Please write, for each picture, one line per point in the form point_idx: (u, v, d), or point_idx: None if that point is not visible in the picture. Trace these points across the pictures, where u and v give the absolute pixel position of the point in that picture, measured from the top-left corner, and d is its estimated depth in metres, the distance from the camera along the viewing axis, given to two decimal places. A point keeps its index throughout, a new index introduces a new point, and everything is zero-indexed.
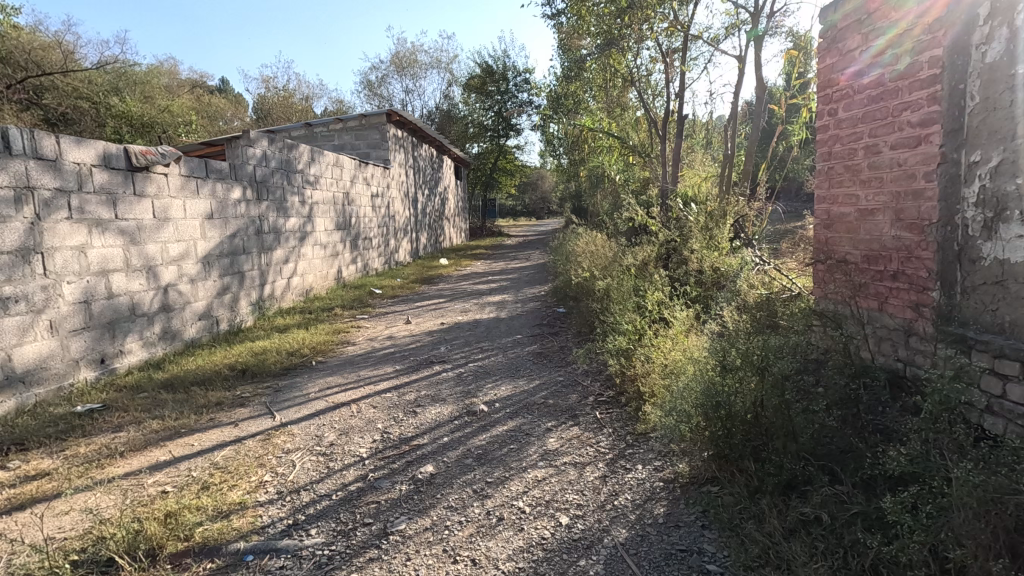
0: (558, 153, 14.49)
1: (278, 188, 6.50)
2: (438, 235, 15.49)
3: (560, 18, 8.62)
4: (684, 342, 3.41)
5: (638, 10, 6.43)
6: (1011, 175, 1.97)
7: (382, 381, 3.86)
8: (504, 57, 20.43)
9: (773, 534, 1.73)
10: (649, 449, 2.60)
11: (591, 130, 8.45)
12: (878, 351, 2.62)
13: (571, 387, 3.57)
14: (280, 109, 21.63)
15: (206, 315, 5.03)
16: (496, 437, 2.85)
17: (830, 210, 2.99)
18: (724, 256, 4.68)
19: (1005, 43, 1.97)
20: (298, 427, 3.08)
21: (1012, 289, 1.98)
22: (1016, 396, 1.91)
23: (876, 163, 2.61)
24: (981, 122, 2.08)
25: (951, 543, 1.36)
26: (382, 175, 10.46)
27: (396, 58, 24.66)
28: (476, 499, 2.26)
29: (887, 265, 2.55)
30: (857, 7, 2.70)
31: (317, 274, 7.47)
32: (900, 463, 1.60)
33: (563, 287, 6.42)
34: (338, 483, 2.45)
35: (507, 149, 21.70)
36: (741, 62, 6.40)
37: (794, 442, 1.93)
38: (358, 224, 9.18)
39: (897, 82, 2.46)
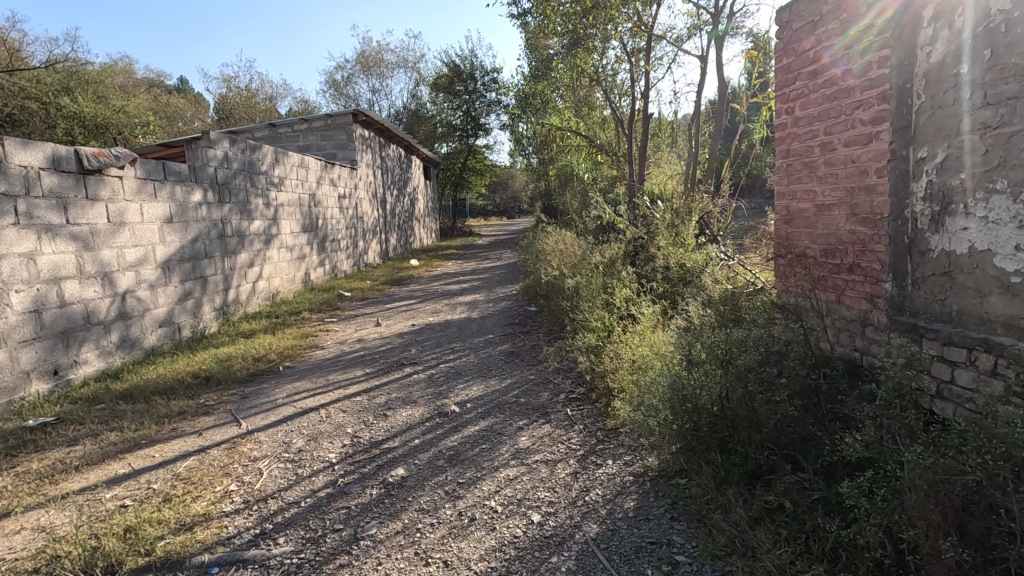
0: (527, 153, 14.55)
1: (241, 190, 6.34)
2: (408, 236, 15.41)
3: (526, 18, 8.66)
4: (652, 338, 3.46)
5: (603, 10, 6.60)
6: (955, 171, 2.07)
7: (352, 384, 3.81)
8: (472, 56, 20.36)
9: (739, 523, 1.78)
10: (619, 444, 2.63)
11: (559, 129, 8.48)
12: (837, 342, 2.71)
13: (542, 385, 3.59)
14: (242, 110, 21.11)
15: (167, 322, 4.87)
16: (467, 438, 2.84)
17: (789, 206, 3.07)
18: (690, 252, 4.77)
19: (948, 44, 2.08)
20: (265, 434, 3.01)
21: (959, 280, 2.08)
22: (964, 382, 2.01)
23: (831, 160, 2.69)
24: (927, 120, 2.18)
25: (904, 524, 1.42)
26: (349, 175, 10.31)
27: (361, 58, 24.34)
28: (448, 500, 2.25)
29: (843, 258, 2.64)
30: (809, 11, 2.79)
31: (283, 277, 7.32)
32: (856, 449, 1.65)
33: (533, 286, 6.45)
34: (308, 489, 2.40)
35: (476, 149, 21.64)
36: (703, 62, 6.55)
37: (758, 433, 1.99)
38: (325, 226, 9.03)
39: (849, 82, 2.55)
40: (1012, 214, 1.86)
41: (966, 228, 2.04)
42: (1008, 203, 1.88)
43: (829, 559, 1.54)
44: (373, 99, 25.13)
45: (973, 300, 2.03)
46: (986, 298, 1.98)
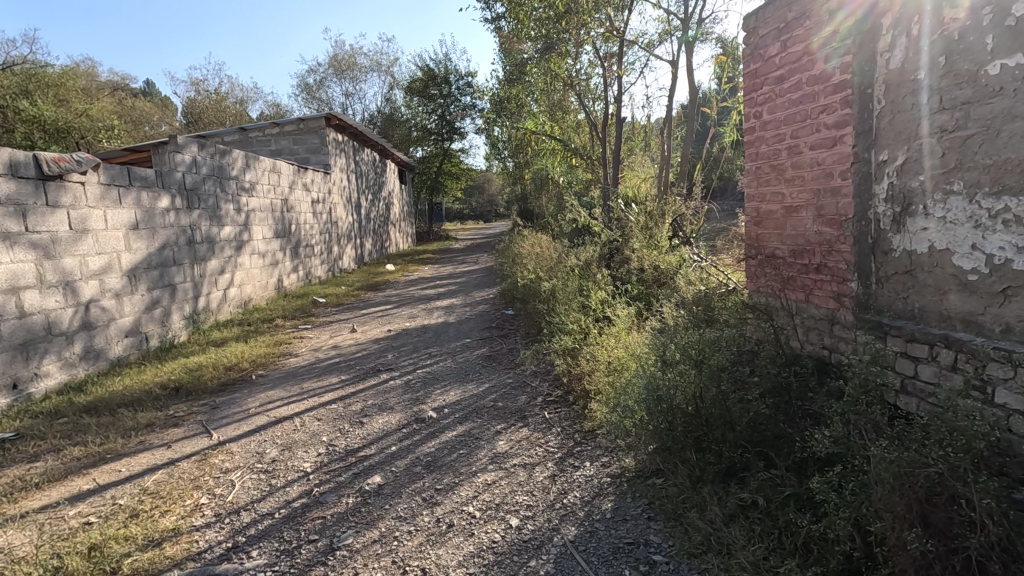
0: (502, 156, 14.57)
1: (211, 196, 6.21)
2: (384, 241, 15.27)
3: (500, 23, 8.69)
4: (628, 339, 3.49)
5: (576, 15, 6.67)
6: (915, 173, 2.14)
7: (327, 392, 3.75)
8: (447, 60, 20.35)
9: (714, 521, 1.81)
10: (597, 446, 2.64)
11: (534, 133, 8.52)
12: (806, 340, 2.78)
13: (519, 388, 3.59)
14: (212, 113, 20.67)
15: (134, 331, 4.73)
16: (445, 443, 2.82)
17: (758, 208, 3.14)
18: (663, 254, 4.84)
19: (905, 51, 2.16)
20: (237, 445, 2.94)
21: (920, 278, 2.15)
22: (926, 377, 2.08)
23: (798, 163, 2.76)
24: (888, 124, 2.26)
25: (871, 517, 1.46)
26: (322, 180, 10.18)
27: (334, 61, 24.08)
28: (426, 507, 2.23)
29: (811, 258, 2.70)
30: (774, 17, 2.86)
31: (255, 284, 7.17)
32: (825, 445, 1.69)
33: (510, 289, 6.46)
34: (282, 500, 2.35)
35: (451, 152, 21.60)
36: (674, 67, 6.66)
37: (731, 431, 2.03)
38: (298, 231, 8.89)
39: (814, 87, 2.62)
40: (968, 214, 1.94)
41: (925, 228, 2.10)
42: (964, 204, 1.95)
43: (801, 554, 1.58)
44: (346, 103, 24.88)
45: (933, 298, 2.10)
46: (946, 295, 2.05)
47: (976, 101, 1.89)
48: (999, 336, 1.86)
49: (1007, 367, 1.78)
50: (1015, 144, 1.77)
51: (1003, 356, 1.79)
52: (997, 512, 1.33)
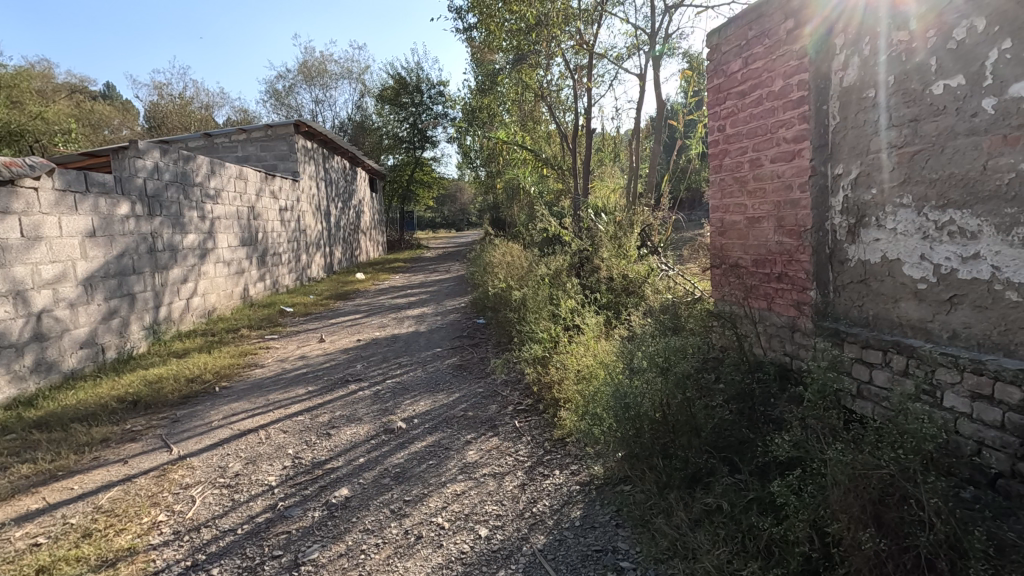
0: (474, 165, 14.59)
1: (173, 203, 6.04)
2: (354, 249, 15.10)
3: (472, 33, 8.76)
4: (597, 348, 3.53)
5: (546, 28, 6.76)
6: (867, 186, 2.24)
7: (294, 403, 3.67)
8: (418, 69, 20.33)
9: (680, 527, 1.84)
10: (566, 454, 2.66)
11: (506, 143, 8.57)
12: (769, 347, 2.87)
13: (490, 397, 3.58)
14: (176, 118, 20.15)
15: (90, 342, 4.55)
16: (414, 454, 2.79)
17: (722, 218, 3.22)
18: (632, 263, 4.91)
19: (857, 70, 2.26)
20: (198, 459, 2.85)
21: (874, 286, 2.24)
22: (881, 382, 2.16)
23: (759, 175, 2.85)
24: (842, 139, 2.36)
25: (829, 519, 1.50)
26: (290, 188, 10.02)
27: (304, 67, 23.79)
28: (394, 519, 2.20)
29: (773, 268, 2.79)
30: (736, 34, 2.95)
31: (220, 293, 6.98)
32: (785, 449, 1.75)
33: (481, 298, 6.45)
34: (245, 515, 2.29)
35: (423, 161, 21.54)
36: (642, 80, 6.82)
37: (697, 437, 2.08)
38: (265, 239, 8.71)
39: (773, 102, 2.71)
40: (917, 226, 2.03)
41: (878, 239, 2.20)
42: (913, 216, 2.04)
43: (763, 557, 1.62)
44: (316, 110, 24.56)
45: (886, 306, 2.19)
46: (898, 303, 2.14)
47: (923, 118, 1.99)
48: (946, 342, 1.95)
49: (954, 372, 1.87)
50: (958, 160, 1.87)
51: (951, 361, 1.88)
52: (945, 510, 1.39)
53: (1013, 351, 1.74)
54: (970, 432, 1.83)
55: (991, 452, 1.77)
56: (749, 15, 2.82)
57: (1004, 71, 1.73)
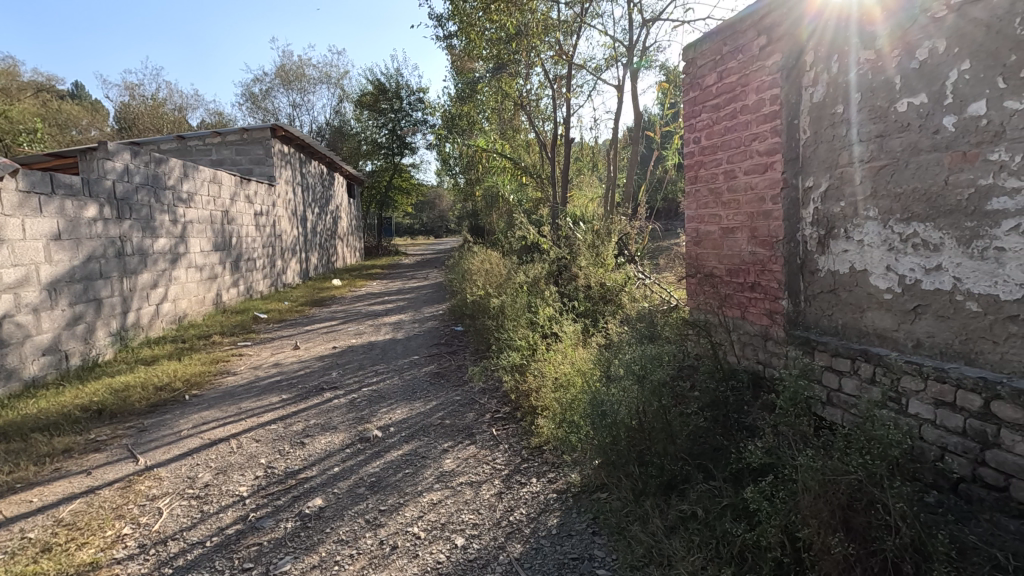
0: (453, 172, 14.59)
1: (144, 206, 5.89)
2: (330, 255, 14.92)
3: (452, 41, 8.81)
4: (574, 355, 3.54)
5: (526, 38, 6.84)
6: (836, 199, 2.31)
7: (267, 412, 3.60)
8: (398, 75, 20.29)
9: (656, 534, 1.85)
10: (543, 462, 2.66)
11: (486, 151, 8.60)
12: (742, 355, 2.92)
13: (467, 405, 3.56)
14: (148, 120, 19.72)
15: (53, 349, 4.40)
16: (390, 463, 2.76)
17: (698, 228, 3.28)
18: (610, 272, 4.95)
19: (826, 87, 2.34)
20: (166, 470, 2.78)
21: (843, 296, 2.31)
22: (850, 390, 2.22)
23: (733, 187, 2.91)
24: (812, 153, 2.43)
25: (800, 524, 1.53)
26: (266, 193, 9.87)
27: (281, 71, 23.53)
28: (369, 529, 2.17)
29: (746, 277, 2.85)
30: (710, 50, 3.02)
31: (191, 299, 6.82)
32: (758, 455, 1.78)
33: (459, 305, 6.43)
34: (214, 527, 2.23)
35: (402, 167, 21.43)
36: (620, 91, 6.93)
37: (672, 444, 2.11)
38: (239, 244, 8.55)
39: (746, 116, 2.78)
40: (882, 238, 2.10)
41: (846, 250, 2.27)
42: (879, 229, 2.11)
43: (736, 562, 1.64)
44: (293, 114, 24.29)
45: (854, 315, 2.25)
46: (865, 313, 2.20)
47: (889, 134, 2.06)
48: (911, 351, 2.02)
49: (918, 379, 1.93)
50: (921, 175, 1.94)
51: (915, 369, 1.94)
52: (910, 514, 1.42)
53: (973, 359, 1.81)
54: (933, 438, 1.89)
55: (954, 458, 1.83)
56: (722, 31, 2.89)
57: (963, 90, 1.80)
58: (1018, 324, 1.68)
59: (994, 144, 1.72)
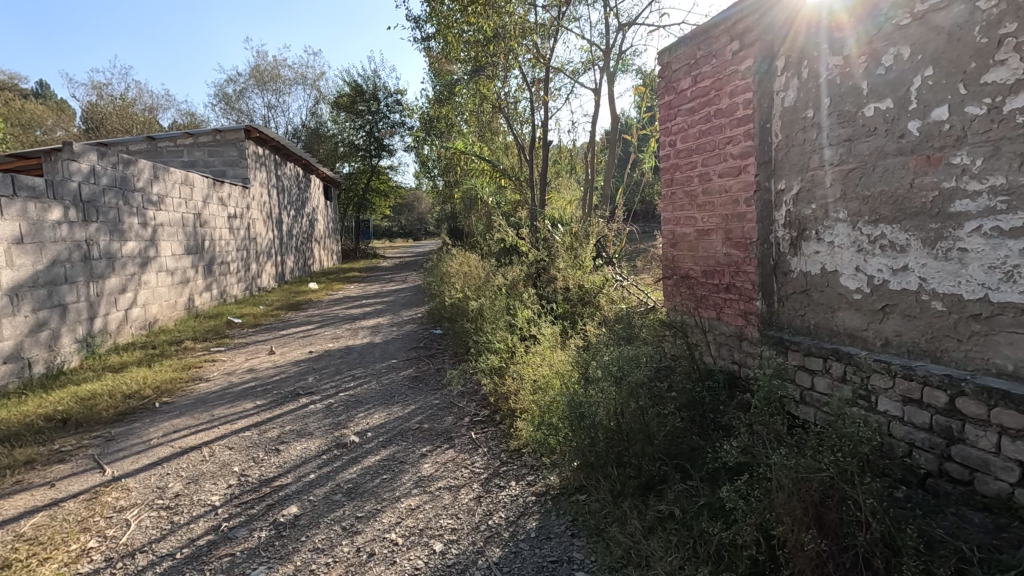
0: (432, 174, 14.52)
1: (111, 209, 5.73)
2: (307, 258, 14.70)
3: (430, 43, 8.78)
4: (553, 357, 3.55)
5: (504, 41, 6.84)
6: (807, 201, 2.36)
7: (240, 418, 3.52)
8: (375, 77, 20.14)
9: (634, 534, 1.86)
10: (522, 465, 2.65)
11: (464, 153, 8.58)
12: (718, 355, 2.96)
13: (446, 409, 3.54)
14: (116, 120, 19.22)
15: (14, 357, 4.24)
16: (367, 469, 2.72)
17: (674, 230, 3.31)
18: (588, 274, 4.98)
19: (797, 92, 2.39)
20: (134, 480, 2.69)
21: (814, 297, 2.35)
22: (822, 388, 2.27)
23: (708, 189, 2.95)
24: (784, 156, 2.48)
25: (774, 522, 1.55)
26: (240, 195, 9.69)
27: (255, 71, 23.17)
28: (345, 536, 2.14)
29: (721, 279, 2.89)
30: (685, 54, 3.06)
31: (162, 303, 6.65)
32: (734, 455, 1.80)
33: (438, 308, 6.40)
34: (185, 538, 2.17)
35: (380, 169, 21.25)
36: (597, 94, 6.98)
37: (650, 445, 2.12)
38: (212, 247, 8.37)
39: (720, 119, 2.82)
40: (852, 239, 2.15)
41: (817, 251, 2.31)
42: (849, 230, 2.16)
43: (713, 561, 1.65)
44: (268, 115, 23.91)
45: (825, 315, 2.30)
46: (836, 313, 2.25)
47: (857, 138, 2.11)
48: (880, 349, 2.07)
49: (887, 377, 1.98)
50: (887, 178, 1.99)
51: (884, 367, 1.99)
52: (880, 510, 1.45)
53: (938, 357, 1.86)
54: (902, 435, 1.94)
55: (921, 454, 1.88)
56: (697, 36, 2.93)
57: (927, 96, 1.85)
58: (980, 323, 1.73)
59: (957, 148, 1.77)
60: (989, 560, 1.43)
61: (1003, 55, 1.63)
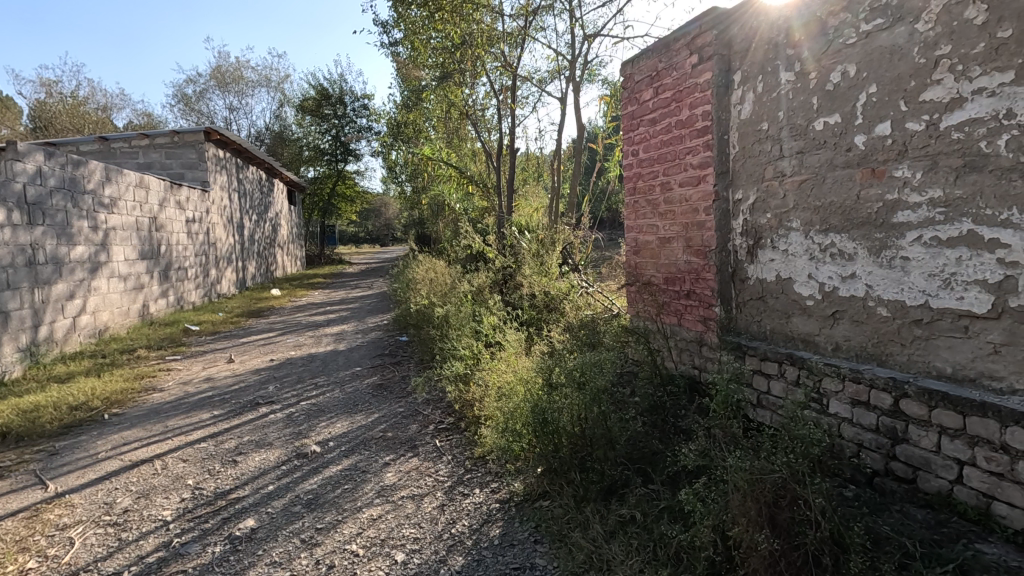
0: (399, 180, 14.39)
1: (59, 212, 5.48)
2: (269, 264, 14.34)
3: (397, 49, 8.74)
4: (518, 364, 3.55)
5: (471, 48, 6.86)
6: (762, 211, 2.44)
7: (195, 429, 3.40)
8: (342, 81, 19.88)
9: (596, 539, 1.87)
10: (486, 472, 2.64)
11: (432, 159, 8.54)
12: (680, 360, 3.03)
13: (411, 417, 3.50)
14: (66, 119, 18.41)
15: None
16: (329, 479, 2.67)
17: (637, 238, 3.37)
18: (554, 280, 5.01)
19: (753, 105, 2.48)
20: (79, 496, 2.57)
21: (770, 303, 2.44)
22: (777, 391, 2.35)
23: (669, 198, 3.02)
24: (740, 167, 2.57)
25: (729, 523, 1.58)
26: (199, 198, 9.41)
27: (216, 72, 22.57)
28: (304, 549, 2.09)
29: (682, 285, 2.95)
30: (647, 65, 3.13)
31: (113, 310, 6.37)
32: (693, 458, 1.84)
33: (403, 315, 6.33)
34: (133, 556, 2.08)
35: (346, 174, 20.95)
36: (563, 103, 7.07)
37: (612, 449, 2.15)
38: (169, 252, 8.09)
39: (681, 130, 2.89)
40: (805, 248, 2.23)
41: (772, 259, 2.40)
42: (801, 239, 2.24)
43: (672, 563, 1.68)
44: (229, 117, 23.29)
45: (780, 321, 2.38)
46: (790, 318, 2.33)
47: (808, 150, 2.20)
48: (831, 353, 2.15)
49: (837, 380, 2.06)
50: (837, 190, 2.08)
51: (834, 371, 2.06)
52: (829, 509, 1.50)
53: (884, 360, 1.94)
54: (851, 435, 2.02)
55: (869, 453, 1.96)
56: (660, 48, 3.00)
57: (871, 112, 1.95)
58: (922, 327, 1.82)
59: (898, 162, 1.86)
60: (930, 554, 1.49)
61: (938, 75, 1.73)
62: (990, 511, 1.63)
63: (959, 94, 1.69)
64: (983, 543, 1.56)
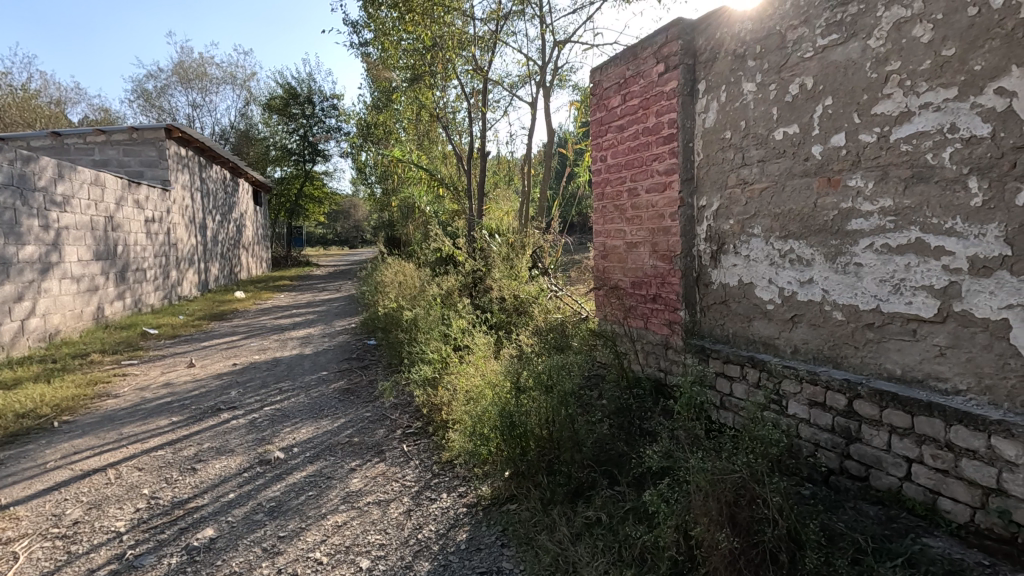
0: (368, 181, 14.21)
1: (7, 210, 5.23)
2: (233, 265, 13.96)
3: (368, 50, 8.66)
4: (486, 367, 3.54)
5: (442, 51, 6.84)
6: (725, 217, 2.51)
7: (152, 436, 3.28)
8: (310, 80, 19.56)
9: (562, 541, 1.88)
10: (454, 476, 2.63)
11: (402, 161, 8.47)
12: (646, 363, 3.07)
13: (378, 422, 3.45)
14: (17, 112, 17.56)
15: None
16: (292, 486, 2.61)
17: (605, 242, 3.41)
18: (523, 283, 5.02)
19: (717, 114, 2.54)
20: (25, 508, 2.45)
21: (732, 307, 2.50)
22: (739, 393, 2.41)
23: (636, 203, 3.07)
24: (704, 174, 2.63)
25: (691, 523, 1.61)
26: (158, 197, 9.10)
27: (179, 68, 21.91)
28: (265, 558, 2.04)
29: (648, 289, 3.00)
30: (615, 73, 3.18)
31: (65, 313, 6.10)
32: (657, 459, 1.87)
33: (371, 318, 6.24)
34: (83, 569, 1.99)
35: (314, 175, 20.58)
36: (534, 108, 7.11)
37: (579, 452, 2.17)
38: (126, 253, 7.80)
39: (647, 137, 2.95)
40: (765, 253, 2.30)
41: (734, 264, 2.46)
42: (762, 244, 2.31)
43: (636, 564, 1.70)
44: (192, 114, 22.62)
45: (742, 324, 2.45)
46: (751, 322, 2.40)
47: (768, 159, 2.27)
48: (790, 356, 2.22)
49: (795, 382, 2.13)
50: (795, 198, 2.16)
51: (793, 373, 2.13)
52: (786, 507, 1.55)
53: (839, 362, 2.02)
54: (808, 435, 2.09)
55: (825, 452, 2.03)
56: (628, 56, 3.05)
57: (826, 123, 2.02)
58: (874, 331, 1.89)
59: (852, 172, 1.94)
60: (880, 549, 1.55)
61: (888, 90, 1.81)
62: (936, 506, 1.70)
63: (907, 107, 1.77)
64: (929, 537, 1.64)
